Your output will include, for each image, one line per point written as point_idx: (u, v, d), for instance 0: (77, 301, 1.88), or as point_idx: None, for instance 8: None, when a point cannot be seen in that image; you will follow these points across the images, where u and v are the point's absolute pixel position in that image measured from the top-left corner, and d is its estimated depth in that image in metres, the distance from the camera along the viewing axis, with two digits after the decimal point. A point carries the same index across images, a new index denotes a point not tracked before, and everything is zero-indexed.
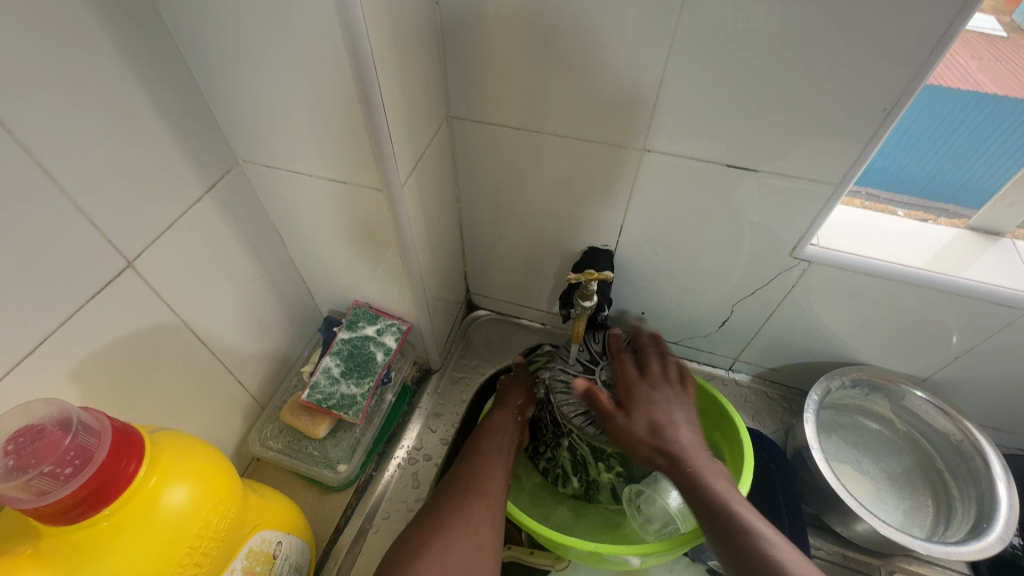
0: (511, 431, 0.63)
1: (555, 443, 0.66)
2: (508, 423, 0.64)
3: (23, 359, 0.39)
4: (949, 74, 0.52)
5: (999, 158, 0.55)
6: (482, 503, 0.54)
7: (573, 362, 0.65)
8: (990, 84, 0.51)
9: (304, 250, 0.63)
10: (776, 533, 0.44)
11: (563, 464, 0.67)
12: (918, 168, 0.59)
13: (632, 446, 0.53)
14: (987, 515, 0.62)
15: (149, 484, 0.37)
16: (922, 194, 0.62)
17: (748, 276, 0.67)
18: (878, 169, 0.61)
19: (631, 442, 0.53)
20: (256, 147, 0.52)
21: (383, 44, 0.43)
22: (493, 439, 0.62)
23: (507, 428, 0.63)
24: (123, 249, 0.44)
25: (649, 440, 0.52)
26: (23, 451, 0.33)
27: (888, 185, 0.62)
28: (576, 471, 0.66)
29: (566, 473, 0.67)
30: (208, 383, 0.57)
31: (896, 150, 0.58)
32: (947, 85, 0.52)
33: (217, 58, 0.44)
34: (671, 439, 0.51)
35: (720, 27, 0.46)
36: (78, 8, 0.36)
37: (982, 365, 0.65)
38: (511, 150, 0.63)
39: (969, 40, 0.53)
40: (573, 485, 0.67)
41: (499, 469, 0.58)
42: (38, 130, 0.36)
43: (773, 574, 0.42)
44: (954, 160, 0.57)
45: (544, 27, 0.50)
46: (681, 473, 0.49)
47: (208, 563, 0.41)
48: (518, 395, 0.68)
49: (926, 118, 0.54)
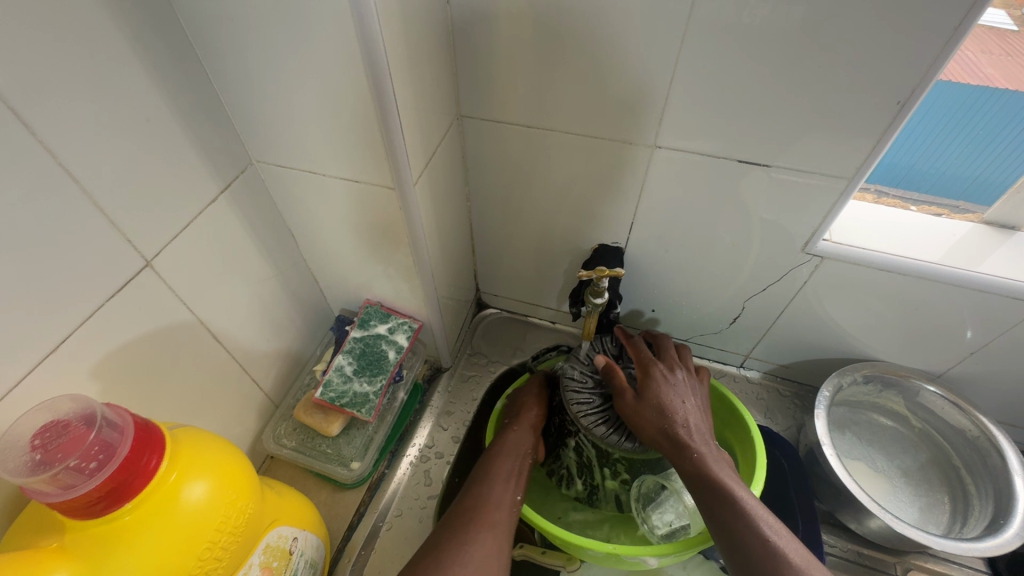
0: (526, 444, 0.60)
1: (559, 444, 0.65)
2: (526, 437, 0.61)
3: (47, 355, 0.40)
4: (959, 69, 0.51)
5: (1009, 155, 0.55)
6: (487, 534, 0.49)
7: (584, 360, 0.63)
8: (1000, 79, 0.50)
9: (317, 250, 0.64)
10: (770, 516, 0.47)
11: (569, 467, 0.66)
12: (928, 163, 0.59)
13: (640, 423, 0.54)
14: (1004, 511, 0.61)
15: (169, 479, 0.38)
16: (932, 190, 0.61)
17: (758, 273, 0.67)
18: (889, 165, 0.60)
19: (637, 420, 0.54)
20: (269, 148, 0.52)
21: (394, 44, 0.43)
22: (501, 463, 0.57)
23: (528, 443, 0.61)
24: (142, 249, 0.45)
25: (658, 422, 0.53)
26: (49, 446, 0.34)
27: (897, 182, 0.62)
28: (581, 473, 0.65)
29: (570, 474, 0.66)
30: (223, 381, 0.58)
31: (903, 147, 0.58)
32: (958, 79, 0.51)
33: (231, 60, 0.45)
34: (679, 422, 0.53)
35: (731, 22, 0.45)
36: (97, 13, 0.37)
37: (999, 360, 0.65)
38: (521, 149, 0.63)
39: (979, 35, 0.52)
40: (577, 488, 0.67)
41: (506, 496, 0.54)
42: (61, 133, 0.36)
43: (770, 557, 0.44)
44: (966, 155, 0.56)
45: (555, 26, 0.51)
46: (685, 459, 0.51)
47: (227, 557, 0.42)
48: (535, 404, 0.65)
49: (933, 115, 0.54)
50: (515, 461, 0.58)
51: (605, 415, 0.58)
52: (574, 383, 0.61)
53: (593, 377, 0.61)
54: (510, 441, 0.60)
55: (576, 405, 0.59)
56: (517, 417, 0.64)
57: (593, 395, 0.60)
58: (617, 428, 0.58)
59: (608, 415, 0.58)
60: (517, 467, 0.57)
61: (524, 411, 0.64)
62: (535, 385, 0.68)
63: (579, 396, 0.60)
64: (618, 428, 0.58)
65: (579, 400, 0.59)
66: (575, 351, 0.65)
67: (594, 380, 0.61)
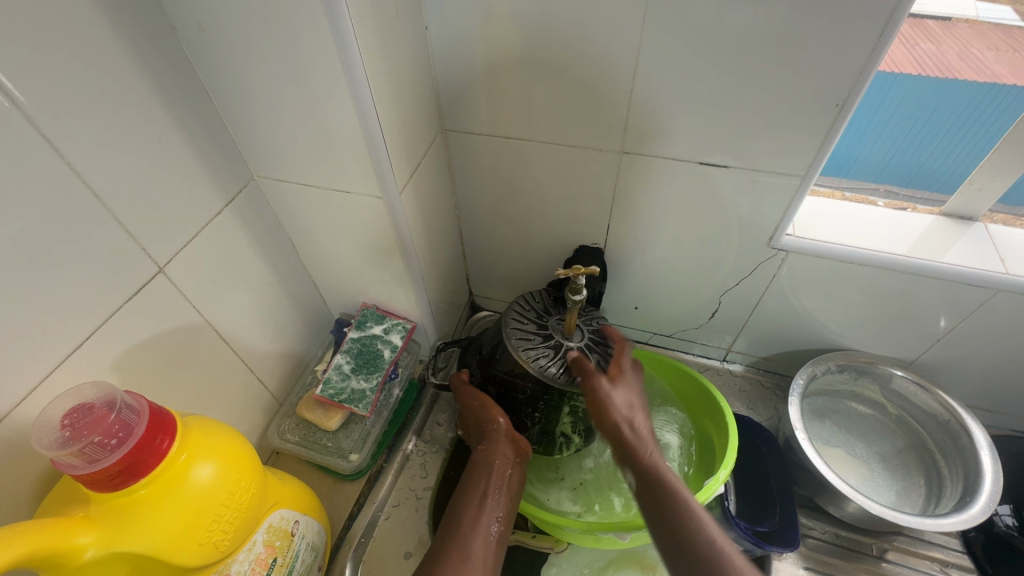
0: (508, 452, 0.57)
1: (552, 418, 0.62)
2: (509, 446, 0.58)
3: (73, 352, 0.44)
4: (966, 65, 0.56)
5: (980, 144, 0.60)
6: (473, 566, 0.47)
7: (527, 337, 0.61)
8: (1008, 75, 0.55)
9: (315, 257, 0.69)
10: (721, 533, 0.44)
11: (564, 431, 0.64)
12: (938, 162, 0.62)
13: (603, 408, 0.52)
14: (972, 489, 0.63)
15: (180, 459, 0.42)
16: (911, 185, 0.66)
17: (730, 268, 0.70)
18: (898, 164, 0.64)
19: (605, 402, 0.52)
20: (268, 164, 0.58)
21: (376, 66, 0.48)
22: (478, 480, 0.54)
23: (511, 450, 0.58)
24: (155, 256, 0.50)
25: (623, 414, 0.51)
26: (77, 425, 0.39)
27: (887, 178, 0.66)
28: (576, 428, 0.64)
29: (567, 436, 0.65)
30: (231, 379, 0.63)
31: (898, 141, 0.62)
32: (965, 77, 0.55)
33: (233, 86, 0.51)
34: (640, 423, 0.51)
35: (680, 36, 0.50)
36: (116, 51, 0.42)
37: (965, 345, 0.68)
38: (502, 158, 0.68)
39: (984, 32, 0.58)
40: (576, 440, 0.66)
41: (487, 517, 0.51)
42: (85, 153, 0.42)
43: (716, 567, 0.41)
44: (948, 148, 0.61)
45: (525, 44, 0.56)
46: (640, 457, 0.48)
47: (233, 530, 0.46)
48: (500, 410, 0.61)
49: (942, 111, 0.58)
50: (497, 475, 0.55)
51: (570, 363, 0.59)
52: (537, 362, 0.59)
53: (546, 345, 0.60)
54: (490, 455, 0.56)
55: (558, 376, 0.58)
56: (487, 430, 0.59)
57: (559, 358, 0.59)
58: None
59: None
60: (504, 478, 0.55)
61: (493, 420, 0.60)
62: (478, 390, 0.65)
63: (548, 366, 0.59)
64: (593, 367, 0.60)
65: (553, 371, 0.58)
66: (504, 337, 0.62)
67: (548, 347, 0.60)
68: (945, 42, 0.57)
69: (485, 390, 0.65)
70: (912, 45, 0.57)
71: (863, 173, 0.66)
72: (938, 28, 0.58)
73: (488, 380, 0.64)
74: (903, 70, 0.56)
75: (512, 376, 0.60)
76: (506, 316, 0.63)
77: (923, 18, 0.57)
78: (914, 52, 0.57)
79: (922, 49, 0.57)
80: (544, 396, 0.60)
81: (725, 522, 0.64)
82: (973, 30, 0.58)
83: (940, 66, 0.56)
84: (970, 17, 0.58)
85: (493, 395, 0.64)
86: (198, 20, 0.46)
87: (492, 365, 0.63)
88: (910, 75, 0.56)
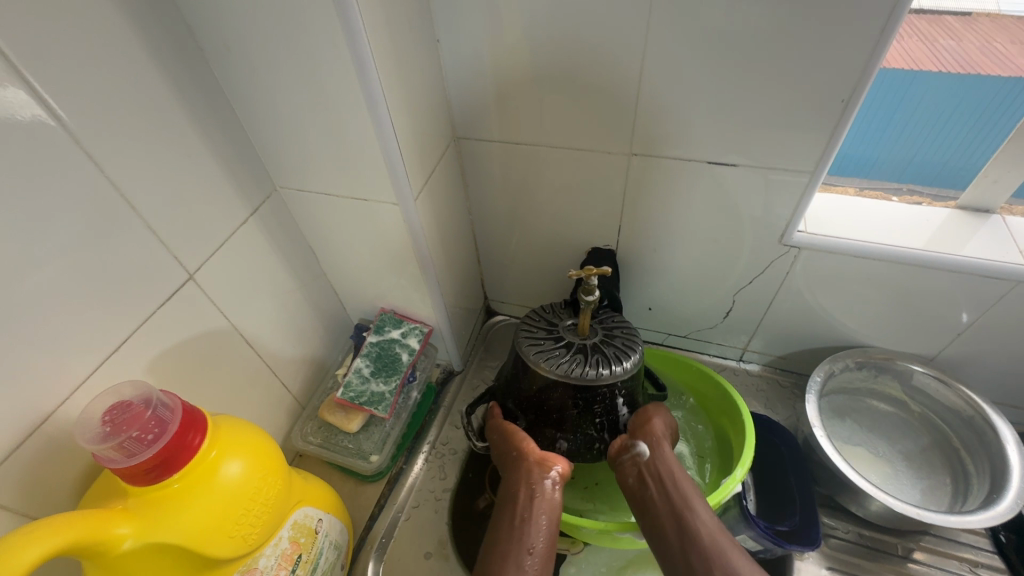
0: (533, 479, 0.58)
1: (612, 414, 0.61)
2: (535, 471, 0.58)
3: (110, 354, 0.47)
4: (988, 61, 0.57)
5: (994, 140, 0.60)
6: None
7: (552, 353, 0.60)
8: None
9: (335, 264, 0.71)
10: (714, 526, 0.54)
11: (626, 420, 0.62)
12: (962, 159, 0.63)
13: (653, 414, 0.62)
14: (999, 486, 0.62)
15: (210, 456, 0.44)
16: (931, 180, 0.66)
17: (745, 265, 0.70)
18: (920, 162, 0.65)
19: (651, 412, 0.62)
20: (290, 174, 0.60)
21: (390, 77, 0.51)
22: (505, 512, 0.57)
23: (544, 473, 0.58)
24: (186, 264, 0.52)
25: (660, 424, 0.61)
26: (116, 421, 0.41)
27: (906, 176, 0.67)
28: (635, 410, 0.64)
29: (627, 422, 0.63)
30: (257, 383, 0.65)
31: (921, 136, 0.62)
32: (988, 72, 0.56)
33: (256, 101, 0.53)
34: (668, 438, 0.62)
35: (683, 39, 0.52)
36: (147, 70, 0.45)
37: (987, 338, 0.66)
38: (515, 164, 0.70)
39: (1007, 25, 0.59)
40: None
41: (523, 547, 0.54)
42: (120, 166, 0.45)
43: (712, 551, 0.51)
44: (968, 144, 0.61)
45: (533, 51, 0.57)
46: (660, 454, 0.58)
47: (261, 525, 0.48)
48: (521, 438, 0.61)
49: (966, 106, 0.58)
50: (523, 501, 0.57)
51: (599, 358, 0.60)
52: (574, 372, 0.58)
53: (574, 354, 0.60)
54: (512, 485, 0.59)
55: (600, 375, 0.58)
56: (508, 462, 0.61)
57: (591, 358, 0.59)
58: (616, 356, 0.60)
59: (612, 354, 0.60)
60: (535, 503, 0.56)
61: (514, 449, 0.61)
62: (501, 421, 0.65)
63: (585, 370, 0.59)
64: (622, 351, 0.61)
65: (593, 372, 0.58)
66: (526, 361, 0.61)
67: (576, 354, 0.60)
68: (966, 37, 0.58)
69: (534, 423, 0.63)
70: (932, 42, 0.58)
71: (885, 173, 0.67)
72: (958, 24, 0.59)
73: (533, 413, 0.62)
74: (922, 68, 0.57)
75: (557, 397, 0.59)
76: (518, 342, 0.63)
77: (941, 14, 0.59)
78: (932, 48, 0.58)
79: (941, 45, 0.58)
80: (597, 400, 0.59)
81: (744, 522, 0.63)
82: (994, 24, 0.60)
83: (960, 63, 0.57)
84: (990, 11, 0.59)
85: (544, 423, 0.62)
86: (223, 40, 0.49)
87: (535, 398, 0.61)
88: (932, 72, 0.57)
